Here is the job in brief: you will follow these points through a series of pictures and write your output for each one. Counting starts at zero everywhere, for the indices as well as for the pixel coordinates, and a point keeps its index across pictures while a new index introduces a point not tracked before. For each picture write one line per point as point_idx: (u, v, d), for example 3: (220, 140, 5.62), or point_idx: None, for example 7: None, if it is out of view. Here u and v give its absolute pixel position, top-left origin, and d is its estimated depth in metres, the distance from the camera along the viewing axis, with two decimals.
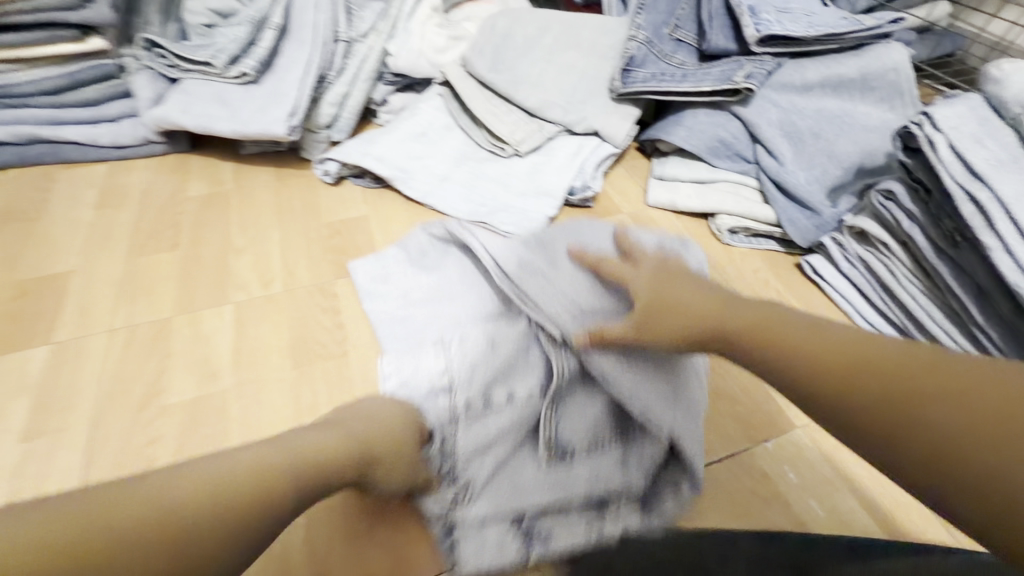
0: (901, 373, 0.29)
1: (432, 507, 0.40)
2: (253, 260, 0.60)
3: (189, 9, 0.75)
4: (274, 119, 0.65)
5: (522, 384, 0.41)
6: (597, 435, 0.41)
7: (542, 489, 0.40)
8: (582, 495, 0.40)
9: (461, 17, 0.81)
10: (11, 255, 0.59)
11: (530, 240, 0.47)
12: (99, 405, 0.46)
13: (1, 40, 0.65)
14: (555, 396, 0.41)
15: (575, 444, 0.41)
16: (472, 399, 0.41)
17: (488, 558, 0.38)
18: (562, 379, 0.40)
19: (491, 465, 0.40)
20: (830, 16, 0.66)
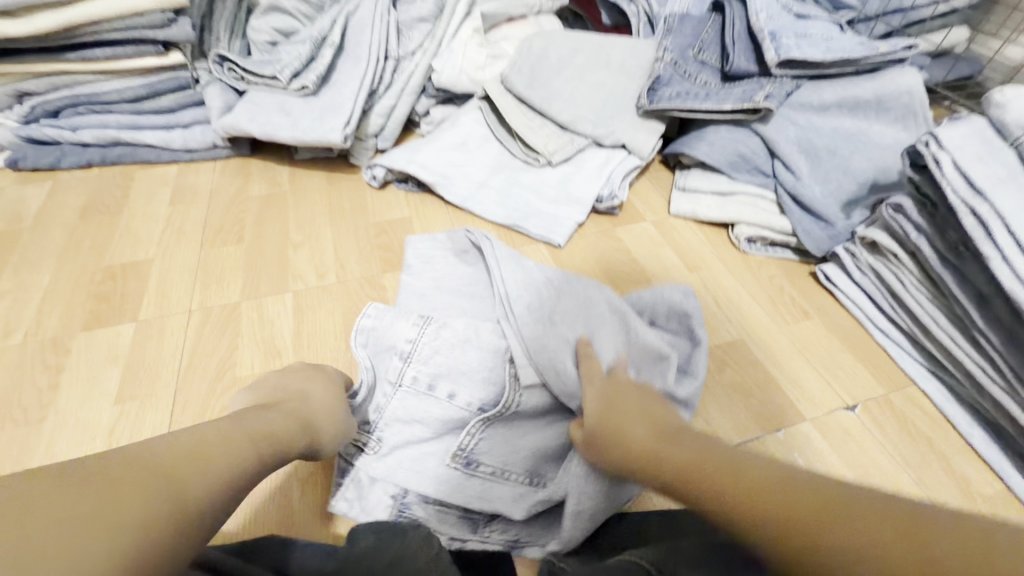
0: (818, 511, 0.26)
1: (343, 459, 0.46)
2: (310, 254, 0.66)
3: (254, 27, 0.83)
4: (331, 128, 0.72)
5: (468, 393, 0.47)
6: (507, 465, 0.45)
7: (434, 484, 0.44)
8: (462, 506, 0.43)
9: (500, 37, 0.87)
10: (100, 244, 0.66)
11: (550, 285, 0.51)
12: (179, 375, 0.53)
13: (97, 54, 0.74)
14: (491, 418, 0.45)
15: (484, 460, 0.44)
16: (421, 377, 0.47)
17: (368, 510, 0.44)
18: (505, 409, 0.45)
19: (404, 442, 0.46)
20: (848, 42, 0.70)
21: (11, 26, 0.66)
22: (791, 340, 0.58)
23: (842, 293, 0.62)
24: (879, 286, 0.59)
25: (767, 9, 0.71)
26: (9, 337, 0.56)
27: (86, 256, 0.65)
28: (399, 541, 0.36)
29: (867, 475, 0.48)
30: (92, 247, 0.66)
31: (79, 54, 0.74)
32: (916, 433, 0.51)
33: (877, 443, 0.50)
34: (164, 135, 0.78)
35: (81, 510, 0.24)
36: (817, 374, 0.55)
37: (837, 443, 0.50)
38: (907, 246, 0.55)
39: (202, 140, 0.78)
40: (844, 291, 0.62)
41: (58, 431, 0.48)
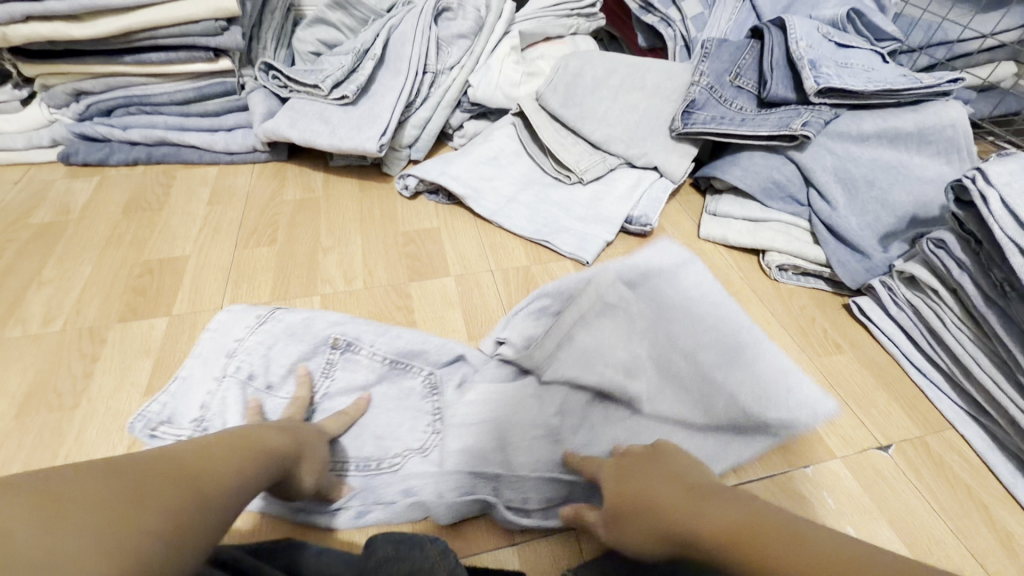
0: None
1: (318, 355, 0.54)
2: (339, 259, 0.67)
3: (299, 38, 0.87)
4: (367, 137, 0.73)
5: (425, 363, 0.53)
6: (371, 382, 0.53)
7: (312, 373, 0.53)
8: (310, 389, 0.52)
9: (536, 55, 0.89)
10: (141, 239, 0.68)
11: (607, 311, 0.56)
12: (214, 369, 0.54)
13: (150, 58, 0.78)
14: (433, 384, 0.52)
15: (353, 380, 0.53)
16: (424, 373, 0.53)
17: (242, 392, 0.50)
18: (434, 382, 0.52)
19: (329, 371, 0.53)
20: (890, 73, 0.69)
21: (77, 29, 0.72)
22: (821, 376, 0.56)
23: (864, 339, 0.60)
24: (917, 322, 0.57)
25: (807, 37, 0.71)
26: (49, 323, 0.58)
27: (127, 249, 0.67)
28: (416, 554, 0.36)
29: (900, 518, 0.46)
30: (133, 242, 0.68)
31: (136, 57, 0.78)
32: (954, 478, 0.48)
33: (909, 484, 0.48)
34: (207, 137, 0.81)
35: (98, 520, 0.23)
36: (849, 411, 0.53)
37: (868, 482, 0.48)
38: (948, 282, 0.53)
39: (243, 143, 0.81)
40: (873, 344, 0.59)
41: (89, 417, 0.49)
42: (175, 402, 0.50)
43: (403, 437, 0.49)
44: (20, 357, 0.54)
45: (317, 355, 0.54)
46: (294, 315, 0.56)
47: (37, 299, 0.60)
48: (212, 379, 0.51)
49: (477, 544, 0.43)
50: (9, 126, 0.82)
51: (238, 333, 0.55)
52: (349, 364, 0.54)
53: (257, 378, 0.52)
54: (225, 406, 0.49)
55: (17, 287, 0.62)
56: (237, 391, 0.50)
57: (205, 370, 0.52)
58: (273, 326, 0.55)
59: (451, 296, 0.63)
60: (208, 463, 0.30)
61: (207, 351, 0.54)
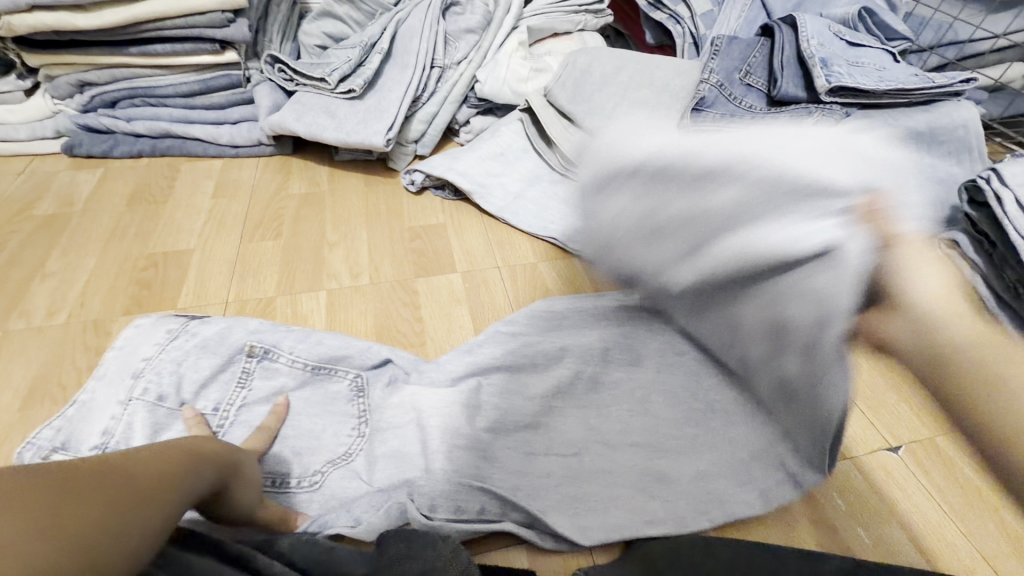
0: None
1: (236, 366, 0.52)
2: (345, 253, 0.66)
3: (306, 31, 0.86)
4: (374, 132, 0.73)
5: (352, 365, 0.53)
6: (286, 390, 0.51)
7: (225, 387, 0.51)
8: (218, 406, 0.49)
9: (544, 51, 0.88)
10: (145, 231, 0.68)
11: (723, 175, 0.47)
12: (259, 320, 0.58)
13: (156, 50, 0.77)
14: (358, 387, 0.52)
15: (267, 392, 0.51)
16: (347, 376, 0.52)
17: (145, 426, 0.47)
18: (355, 389, 0.52)
19: (240, 383, 0.51)
20: (902, 73, 0.69)
21: (82, 19, 0.71)
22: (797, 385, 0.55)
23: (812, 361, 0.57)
24: None
25: (818, 35, 0.70)
26: (53, 316, 0.57)
27: (132, 242, 0.66)
28: (428, 553, 0.36)
29: (909, 518, 0.46)
30: (137, 234, 0.68)
31: (141, 48, 0.77)
32: (966, 482, 0.48)
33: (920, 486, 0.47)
34: (212, 130, 0.80)
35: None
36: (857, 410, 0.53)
37: (876, 482, 0.48)
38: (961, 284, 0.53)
39: (248, 136, 0.80)
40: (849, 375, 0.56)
41: (38, 423, 0.48)
42: (71, 427, 0.46)
43: (326, 444, 0.48)
44: (25, 347, 0.54)
45: (231, 364, 0.52)
46: (208, 327, 0.54)
47: (41, 290, 0.60)
48: (116, 403, 0.48)
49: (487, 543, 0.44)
50: (12, 116, 0.81)
51: (146, 351, 0.52)
52: (261, 376, 0.52)
53: (168, 398, 0.49)
54: (130, 430, 0.46)
55: (21, 279, 0.61)
56: (144, 414, 0.47)
57: (109, 394, 0.49)
58: (184, 341, 0.53)
59: (458, 292, 0.62)
60: (136, 470, 0.30)
61: (112, 372, 0.51)
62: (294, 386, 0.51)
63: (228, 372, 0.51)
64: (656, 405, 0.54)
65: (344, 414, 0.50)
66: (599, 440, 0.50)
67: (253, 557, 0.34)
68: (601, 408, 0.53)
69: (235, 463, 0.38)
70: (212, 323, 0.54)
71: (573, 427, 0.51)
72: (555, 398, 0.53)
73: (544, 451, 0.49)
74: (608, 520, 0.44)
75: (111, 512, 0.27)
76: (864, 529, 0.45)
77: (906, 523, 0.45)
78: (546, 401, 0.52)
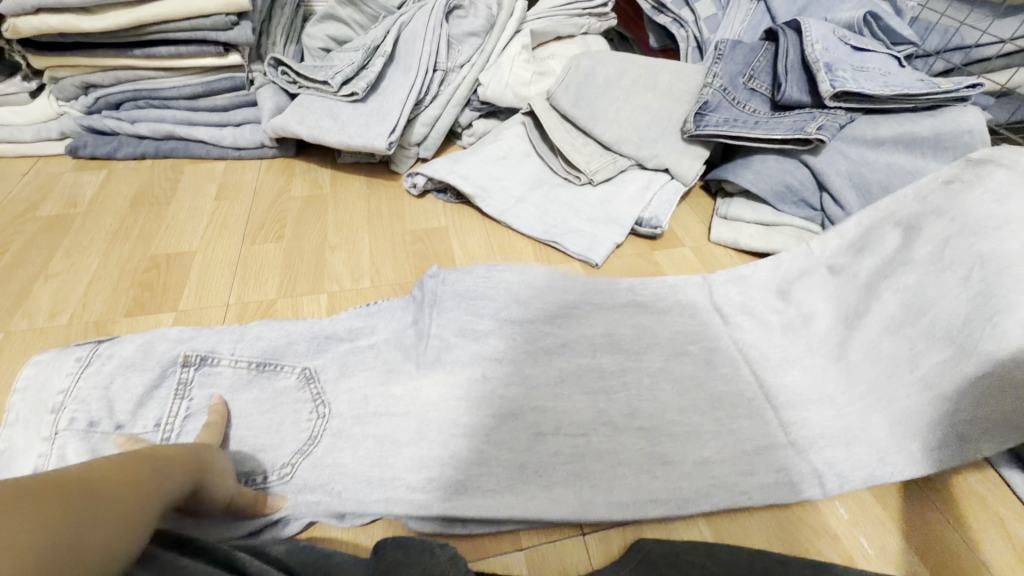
0: None
1: (172, 378, 0.49)
2: (347, 256, 0.66)
3: (309, 34, 0.86)
4: (376, 135, 0.73)
5: (303, 359, 0.52)
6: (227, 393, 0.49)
7: (162, 403, 0.47)
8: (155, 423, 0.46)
9: (547, 54, 0.88)
10: (149, 232, 0.68)
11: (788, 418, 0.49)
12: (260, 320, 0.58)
13: (160, 52, 0.77)
14: (307, 378, 0.50)
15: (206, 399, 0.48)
16: (296, 369, 0.51)
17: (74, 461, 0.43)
18: (302, 381, 0.50)
19: (177, 394, 0.48)
20: (907, 78, 0.69)
21: (88, 22, 0.72)
22: (799, 372, 0.53)
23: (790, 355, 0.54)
24: None
25: (823, 40, 0.70)
26: (56, 317, 0.57)
27: (135, 243, 0.67)
28: (425, 559, 0.35)
29: (915, 528, 0.44)
30: (139, 235, 0.68)
31: (145, 51, 0.78)
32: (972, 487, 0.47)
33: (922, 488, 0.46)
34: (215, 132, 0.80)
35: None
36: None
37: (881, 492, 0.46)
38: None
39: (251, 139, 0.80)
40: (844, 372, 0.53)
41: None
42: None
43: (284, 441, 0.46)
44: (27, 348, 0.54)
45: (167, 378, 0.49)
46: (125, 347, 0.50)
47: (43, 292, 0.60)
48: (41, 440, 0.44)
49: (487, 548, 0.42)
50: (17, 118, 0.82)
51: (58, 385, 0.47)
52: (198, 383, 0.49)
53: (100, 423, 0.45)
54: (63, 461, 0.43)
55: (24, 280, 0.61)
56: (75, 443, 0.44)
57: (30, 435, 0.45)
58: (102, 364, 0.49)
59: None
60: (110, 473, 0.30)
61: (28, 414, 0.46)
62: (236, 386, 0.49)
63: (162, 388, 0.48)
64: (665, 395, 0.51)
65: (294, 400, 0.49)
66: (606, 422, 0.48)
67: (239, 557, 0.34)
68: (609, 392, 0.51)
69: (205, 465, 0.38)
70: (128, 341, 0.50)
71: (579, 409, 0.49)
72: (559, 385, 0.51)
73: (553, 431, 0.47)
74: (613, 500, 0.43)
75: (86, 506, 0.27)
76: (867, 538, 0.43)
77: (911, 534, 0.43)
78: (552, 386, 0.51)
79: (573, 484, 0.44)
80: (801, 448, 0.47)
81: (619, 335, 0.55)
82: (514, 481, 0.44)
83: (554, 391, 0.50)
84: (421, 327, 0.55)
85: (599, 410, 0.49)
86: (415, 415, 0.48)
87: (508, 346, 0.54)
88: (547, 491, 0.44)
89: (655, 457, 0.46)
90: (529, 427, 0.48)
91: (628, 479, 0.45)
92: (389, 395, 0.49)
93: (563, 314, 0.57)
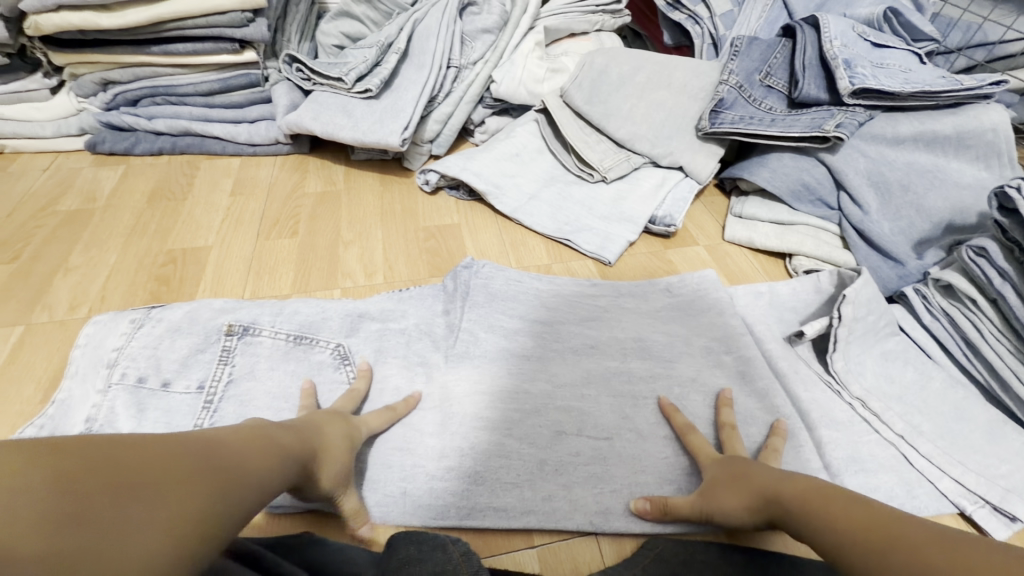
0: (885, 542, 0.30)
1: (224, 343, 0.50)
2: (360, 252, 0.67)
3: (323, 31, 0.87)
4: (389, 131, 0.73)
5: (329, 335, 0.53)
6: (270, 360, 0.50)
7: (207, 368, 0.49)
8: (201, 385, 0.47)
9: (560, 51, 0.88)
10: (166, 228, 0.69)
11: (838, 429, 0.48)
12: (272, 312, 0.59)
13: (177, 49, 0.78)
14: (344, 354, 0.51)
15: (248, 364, 0.49)
16: (333, 345, 0.52)
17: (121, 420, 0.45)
18: (339, 355, 0.51)
19: (225, 358, 0.49)
20: (928, 75, 0.67)
21: (106, 19, 0.72)
22: (823, 389, 0.51)
23: (808, 359, 0.54)
24: (951, 332, 0.55)
25: (842, 36, 0.69)
26: (75, 310, 0.58)
27: (151, 238, 0.67)
28: (438, 555, 0.35)
29: None
30: (157, 231, 0.69)
31: (162, 48, 0.78)
32: (992, 485, 0.45)
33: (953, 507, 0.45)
34: (231, 129, 0.81)
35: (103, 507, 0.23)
36: None
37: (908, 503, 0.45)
38: (988, 292, 0.52)
39: (266, 135, 0.81)
40: (865, 373, 0.52)
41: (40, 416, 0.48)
42: (53, 424, 0.45)
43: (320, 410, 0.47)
44: (47, 341, 0.55)
45: (211, 345, 0.50)
46: (173, 313, 0.52)
47: (64, 285, 0.61)
48: (95, 392, 0.46)
49: (499, 544, 0.42)
50: (38, 114, 0.83)
51: (114, 342, 0.50)
52: (244, 345, 0.50)
53: (150, 379, 0.47)
54: (115, 414, 0.45)
55: (46, 273, 0.62)
56: (126, 397, 0.46)
57: (86, 387, 0.47)
58: (151, 328, 0.51)
59: None
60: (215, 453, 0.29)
61: (85, 368, 0.49)
62: (277, 359, 0.50)
63: (214, 347, 0.50)
64: (681, 396, 0.50)
65: (334, 372, 0.50)
66: (627, 423, 0.48)
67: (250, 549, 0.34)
68: (624, 391, 0.50)
69: (313, 447, 0.38)
70: (176, 308, 0.53)
71: (598, 413, 0.49)
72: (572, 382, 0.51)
73: (575, 431, 0.47)
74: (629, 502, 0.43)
75: (207, 488, 0.27)
76: None
77: None
78: (569, 384, 0.51)
79: (589, 484, 0.44)
80: (820, 449, 0.47)
81: (634, 332, 0.55)
82: (529, 481, 0.44)
83: (567, 389, 0.50)
84: (451, 319, 0.55)
85: (619, 417, 0.48)
86: (429, 410, 0.48)
87: (533, 341, 0.54)
88: (559, 492, 0.44)
89: (679, 467, 0.45)
90: (549, 431, 0.47)
91: (644, 485, 0.44)
92: (404, 388, 0.50)
93: (577, 310, 0.57)
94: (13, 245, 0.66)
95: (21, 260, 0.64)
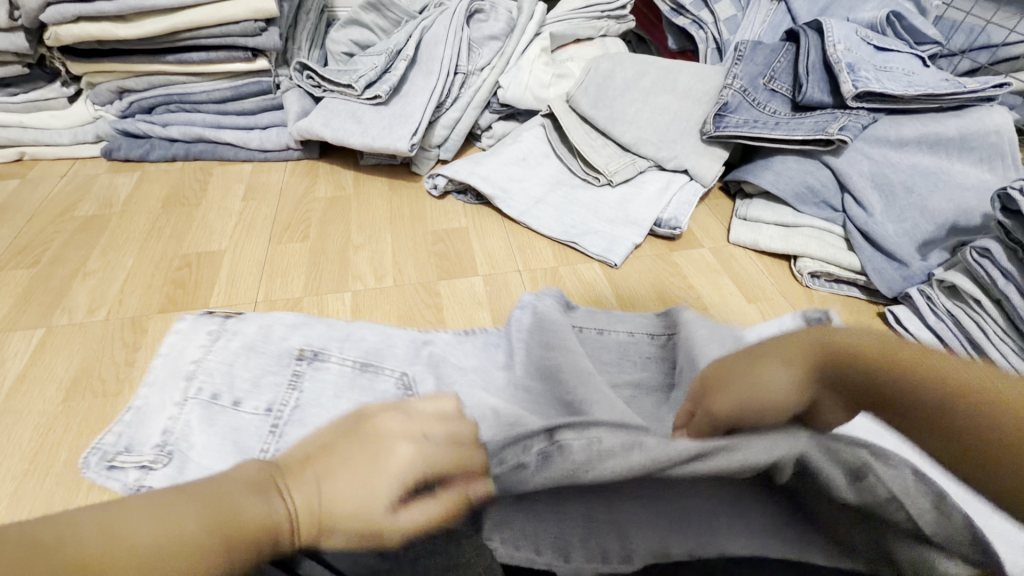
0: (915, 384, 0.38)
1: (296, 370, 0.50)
2: (370, 256, 0.68)
3: (334, 38, 0.89)
4: (399, 136, 0.74)
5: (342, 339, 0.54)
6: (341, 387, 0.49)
7: (272, 391, 0.48)
8: (271, 409, 0.47)
9: (566, 56, 0.89)
10: (179, 233, 0.70)
11: None
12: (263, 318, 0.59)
13: (191, 57, 0.80)
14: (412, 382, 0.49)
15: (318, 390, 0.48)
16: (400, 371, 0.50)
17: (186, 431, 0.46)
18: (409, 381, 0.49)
19: (297, 386, 0.49)
20: (931, 78, 0.68)
21: (124, 29, 0.75)
22: None
23: None
24: (955, 332, 0.54)
25: (845, 40, 0.70)
26: (94, 313, 0.60)
27: (166, 243, 0.69)
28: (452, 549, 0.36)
29: None
30: (171, 235, 0.70)
31: (177, 56, 0.81)
32: None
33: None
34: (244, 135, 0.83)
35: None
36: None
37: None
38: (992, 292, 0.52)
39: (277, 141, 0.83)
40: None
41: (85, 414, 0.50)
42: (131, 432, 0.46)
43: None
44: (68, 343, 0.57)
45: (227, 345, 0.52)
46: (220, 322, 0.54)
47: (82, 289, 0.63)
48: (172, 404, 0.48)
49: None
50: (56, 122, 0.85)
51: (193, 355, 0.52)
52: (319, 373, 0.50)
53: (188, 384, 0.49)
54: (188, 427, 0.46)
55: (64, 278, 0.64)
56: (197, 411, 0.47)
57: (164, 398, 0.49)
58: (228, 342, 0.52)
59: (480, 296, 0.62)
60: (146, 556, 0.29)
61: (164, 377, 0.50)
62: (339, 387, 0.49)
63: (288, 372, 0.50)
64: None
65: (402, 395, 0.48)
66: None
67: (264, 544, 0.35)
68: None
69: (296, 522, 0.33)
70: (251, 322, 0.55)
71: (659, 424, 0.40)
72: None
73: None
74: None
75: None
76: None
77: None
78: None
79: (609, 501, 0.37)
80: None
81: (648, 334, 0.54)
82: (544, 506, 0.37)
83: None
84: None
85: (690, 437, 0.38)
86: None
87: None
88: (578, 518, 0.36)
89: None
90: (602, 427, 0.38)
91: None
92: None
93: (586, 312, 0.58)
94: (33, 250, 0.67)
95: (42, 264, 0.66)
